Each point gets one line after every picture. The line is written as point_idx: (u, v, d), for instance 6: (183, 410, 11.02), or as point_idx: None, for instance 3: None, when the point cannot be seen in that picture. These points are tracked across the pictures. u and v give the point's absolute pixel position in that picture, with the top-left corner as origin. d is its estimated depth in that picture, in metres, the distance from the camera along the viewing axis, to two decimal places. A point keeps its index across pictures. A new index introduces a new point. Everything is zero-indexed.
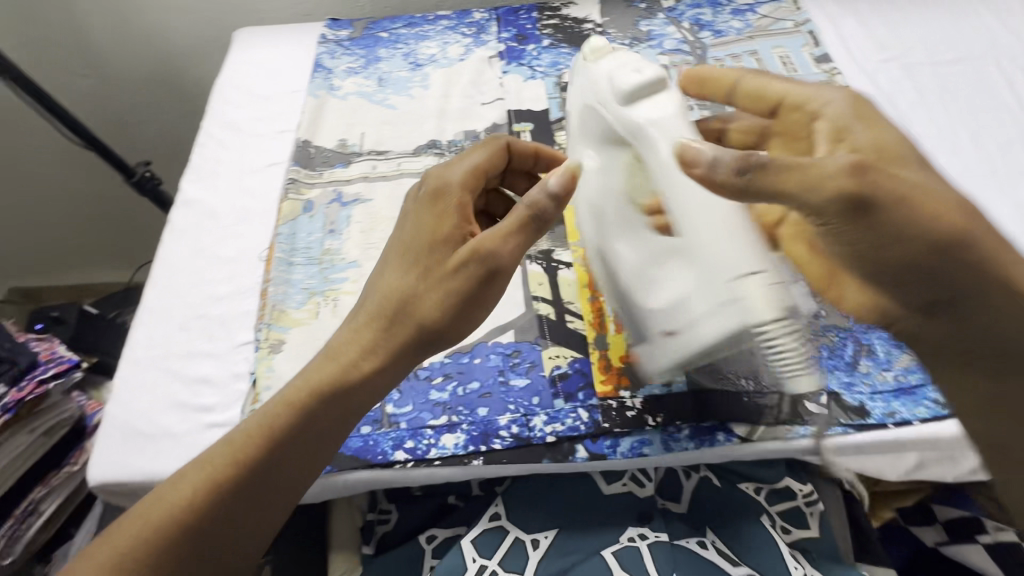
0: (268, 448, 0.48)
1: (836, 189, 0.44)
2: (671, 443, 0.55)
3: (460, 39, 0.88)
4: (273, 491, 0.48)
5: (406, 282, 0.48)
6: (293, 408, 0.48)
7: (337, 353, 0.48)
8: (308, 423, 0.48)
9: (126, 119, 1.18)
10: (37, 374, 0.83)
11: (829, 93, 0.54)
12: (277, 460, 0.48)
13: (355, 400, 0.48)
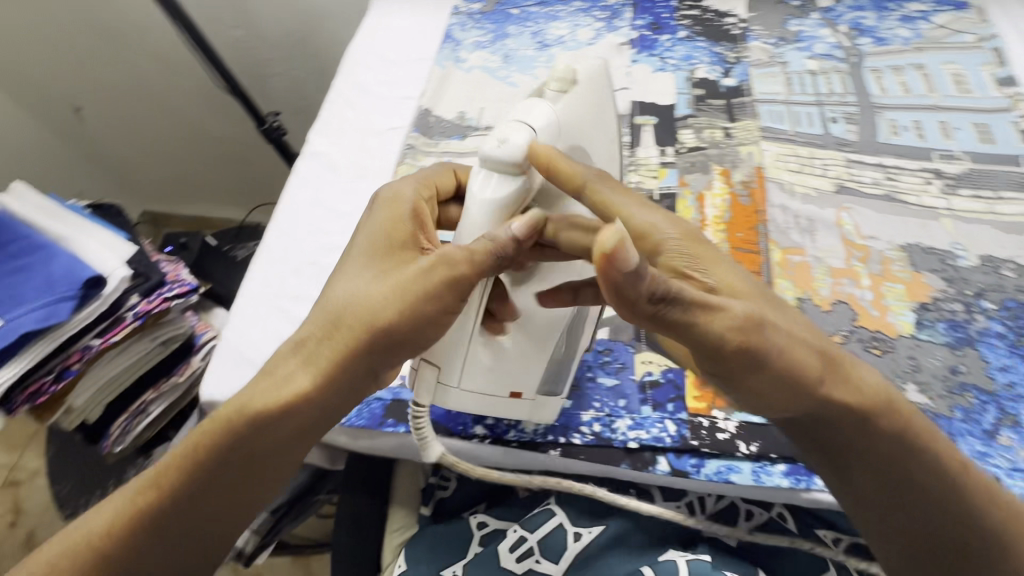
0: (196, 470, 0.47)
1: (719, 337, 0.40)
2: (762, 475, 0.51)
3: (591, 22, 0.85)
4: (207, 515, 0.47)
5: (365, 290, 0.47)
6: (222, 431, 0.47)
7: (269, 373, 0.48)
8: (235, 444, 0.47)
9: (263, 71, 1.27)
10: (164, 292, 0.93)
11: (667, 226, 0.45)
12: (209, 479, 0.47)
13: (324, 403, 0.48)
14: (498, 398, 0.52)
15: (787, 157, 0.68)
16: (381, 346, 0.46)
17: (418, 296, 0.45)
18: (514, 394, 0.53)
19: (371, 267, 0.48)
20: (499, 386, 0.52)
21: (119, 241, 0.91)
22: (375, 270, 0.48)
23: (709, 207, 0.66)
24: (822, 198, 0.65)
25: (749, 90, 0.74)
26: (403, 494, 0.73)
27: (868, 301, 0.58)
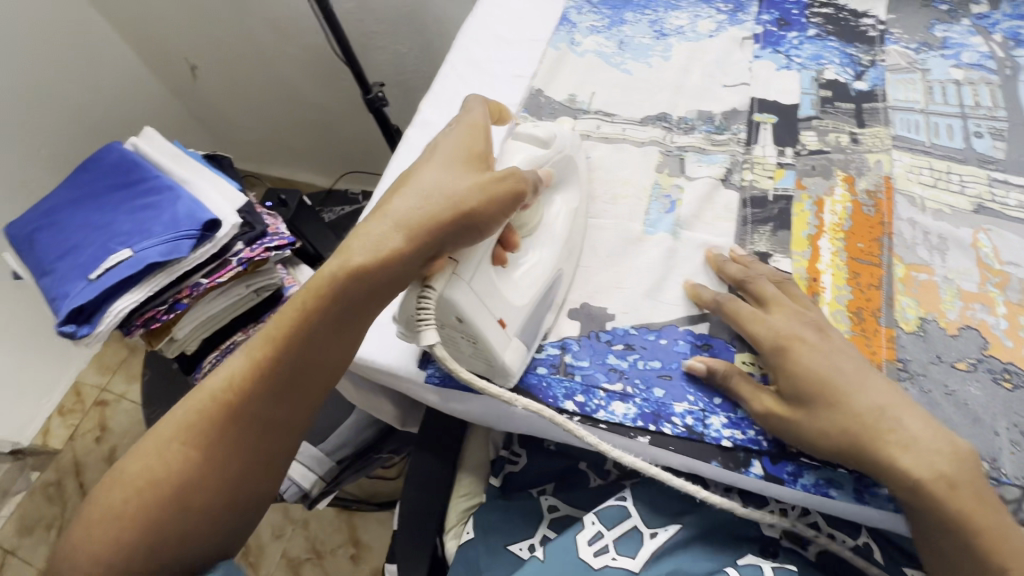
0: (289, 344, 0.51)
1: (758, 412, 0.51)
2: (865, 495, 0.50)
3: (713, 14, 0.83)
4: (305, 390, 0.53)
5: (447, 179, 0.52)
6: (312, 305, 0.51)
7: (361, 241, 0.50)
8: (332, 317, 0.51)
9: (368, 43, 1.32)
10: (264, 242, 0.98)
11: (802, 332, 0.53)
12: (304, 351, 0.52)
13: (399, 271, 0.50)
14: (487, 317, 0.54)
15: (921, 169, 0.64)
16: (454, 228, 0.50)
17: (495, 193, 0.52)
18: (501, 321, 0.55)
19: (458, 163, 0.53)
20: (496, 306, 0.55)
21: (232, 189, 0.98)
22: (448, 163, 0.53)
23: (828, 213, 0.63)
24: (958, 216, 0.61)
25: (883, 96, 0.70)
26: (473, 463, 0.75)
27: (1002, 330, 0.54)
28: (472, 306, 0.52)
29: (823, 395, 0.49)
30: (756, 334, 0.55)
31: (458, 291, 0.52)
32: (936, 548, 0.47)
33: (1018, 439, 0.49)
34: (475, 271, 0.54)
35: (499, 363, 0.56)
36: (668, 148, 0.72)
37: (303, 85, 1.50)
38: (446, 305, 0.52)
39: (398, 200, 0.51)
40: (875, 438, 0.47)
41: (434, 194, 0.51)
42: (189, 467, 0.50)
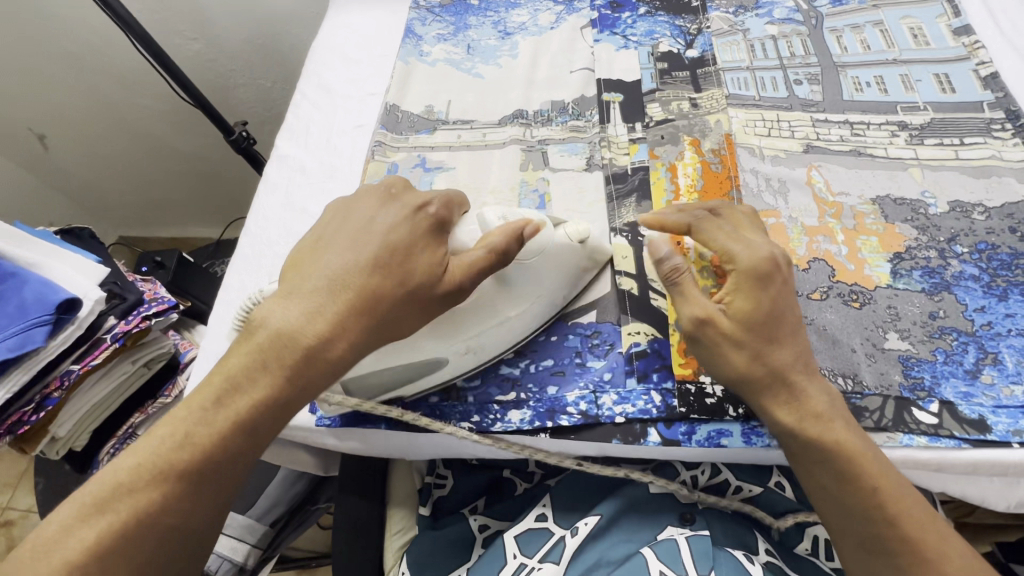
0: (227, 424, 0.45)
1: (688, 316, 0.50)
2: (753, 437, 0.52)
3: (551, 6, 0.85)
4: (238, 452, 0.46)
5: (374, 280, 0.47)
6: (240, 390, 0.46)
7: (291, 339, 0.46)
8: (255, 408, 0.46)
9: (227, 83, 1.25)
10: (142, 311, 0.91)
11: (782, 265, 0.50)
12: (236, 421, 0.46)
13: (309, 380, 0.46)
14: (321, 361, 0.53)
15: (755, 122, 0.68)
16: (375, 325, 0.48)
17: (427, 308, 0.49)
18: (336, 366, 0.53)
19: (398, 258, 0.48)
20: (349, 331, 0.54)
21: (91, 263, 0.89)
22: (372, 253, 0.48)
23: (681, 177, 0.66)
24: (792, 158, 0.65)
25: (713, 60, 0.74)
26: (401, 494, 0.73)
27: (844, 256, 0.58)
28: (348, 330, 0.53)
29: (765, 329, 0.49)
30: (736, 252, 0.50)
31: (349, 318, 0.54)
32: (816, 478, 0.49)
33: (872, 351, 0.53)
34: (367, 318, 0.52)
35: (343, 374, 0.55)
36: (529, 143, 0.73)
37: (168, 136, 1.40)
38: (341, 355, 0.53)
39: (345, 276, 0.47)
40: (767, 375, 0.49)
41: (349, 284, 0.47)
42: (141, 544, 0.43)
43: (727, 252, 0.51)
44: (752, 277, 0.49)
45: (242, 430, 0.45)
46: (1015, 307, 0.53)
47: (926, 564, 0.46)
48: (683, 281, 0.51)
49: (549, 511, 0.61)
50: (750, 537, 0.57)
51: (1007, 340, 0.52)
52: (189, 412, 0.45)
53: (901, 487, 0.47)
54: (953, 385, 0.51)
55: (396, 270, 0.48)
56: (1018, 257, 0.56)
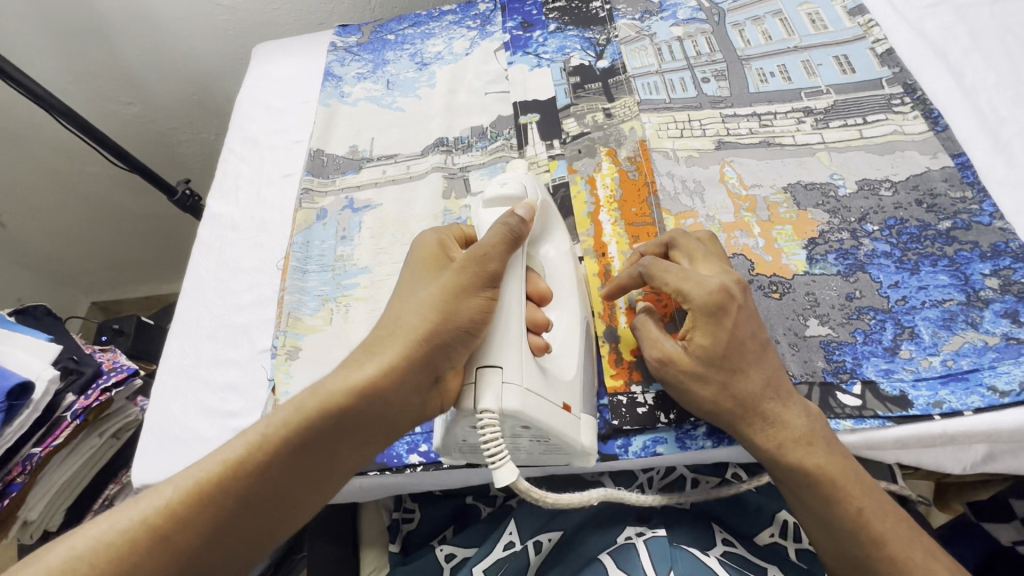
0: (288, 448, 0.46)
1: (652, 361, 0.51)
2: (687, 440, 0.53)
3: (465, 33, 0.86)
4: (299, 493, 0.47)
5: (412, 294, 0.50)
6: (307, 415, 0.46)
7: (360, 357, 0.49)
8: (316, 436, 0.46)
9: (171, 141, 1.26)
10: (101, 383, 0.91)
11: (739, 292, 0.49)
12: (284, 452, 0.46)
13: (344, 444, 0.48)
14: (557, 409, 0.48)
15: (667, 125, 0.69)
16: (442, 340, 0.47)
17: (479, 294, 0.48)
18: (566, 407, 0.49)
19: (426, 279, 0.51)
20: (555, 394, 0.49)
21: (41, 341, 0.88)
22: (406, 286, 0.52)
23: (600, 188, 0.66)
24: (705, 157, 0.66)
25: (623, 68, 0.75)
26: (373, 535, 0.72)
27: (761, 248, 0.59)
28: (537, 411, 0.46)
29: (726, 361, 0.48)
30: (685, 290, 0.49)
31: (507, 399, 0.45)
32: (803, 502, 0.48)
33: (796, 340, 0.54)
34: (523, 367, 0.47)
35: (575, 450, 0.51)
36: (451, 171, 0.74)
37: (119, 198, 1.40)
38: (511, 418, 0.45)
39: (402, 303, 0.50)
40: (722, 389, 0.48)
41: (394, 316, 0.49)
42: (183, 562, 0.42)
43: (677, 292, 0.50)
44: (705, 312, 0.48)
45: (291, 458, 0.46)
46: (927, 279, 0.54)
47: (874, 543, 0.46)
48: (643, 336, 0.52)
49: (516, 538, 0.61)
50: (707, 532, 0.57)
51: (922, 312, 0.53)
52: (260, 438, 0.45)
53: (885, 507, 0.47)
54: (874, 363, 0.52)
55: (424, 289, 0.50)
56: (926, 229, 0.57)
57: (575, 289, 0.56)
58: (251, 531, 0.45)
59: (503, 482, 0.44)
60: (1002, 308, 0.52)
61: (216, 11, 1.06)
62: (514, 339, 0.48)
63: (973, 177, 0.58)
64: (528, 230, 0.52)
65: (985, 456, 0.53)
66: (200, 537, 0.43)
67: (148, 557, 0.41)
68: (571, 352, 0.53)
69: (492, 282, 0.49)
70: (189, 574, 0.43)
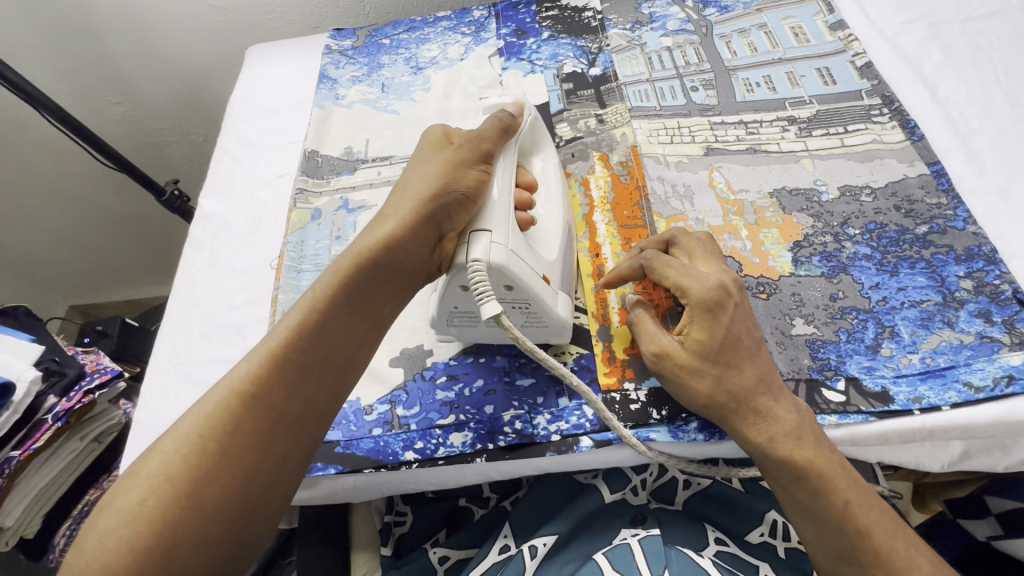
0: (332, 305, 0.50)
1: (647, 354, 0.52)
2: (679, 435, 0.54)
3: (459, 39, 0.88)
4: (351, 339, 0.51)
5: (419, 173, 0.55)
6: (345, 272, 0.51)
7: (381, 220, 0.53)
8: (357, 286, 0.51)
9: (159, 142, 1.25)
10: (85, 385, 0.89)
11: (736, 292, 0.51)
12: (331, 308, 0.50)
13: (378, 300, 0.52)
14: (538, 276, 0.53)
15: (657, 131, 0.71)
16: (451, 204, 0.52)
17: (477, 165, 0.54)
18: (545, 278, 0.54)
19: (428, 159, 0.56)
20: (537, 264, 0.54)
21: (22, 343, 0.86)
22: (413, 167, 0.56)
23: (593, 190, 0.68)
24: (695, 162, 0.68)
25: (614, 76, 0.77)
26: (364, 539, 0.72)
27: (749, 250, 0.61)
28: (520, 270, 0.51)
29: (721, 356, 0.49)
30: (685, 286, 0.51)
31: (495, 253, 0.50)
32: (791, 496, 0.49)
33: (782, 339, 0.56)
34: (508, 232, 0.52)
35: (553, 320, 0.55)
36: None
37: (102, 199, 1.38)
38: (496, 272, 0.50)
39: (412, 177, 0.55)
40: (715, 384, 0.50)
41: (406, 189, 0.54)
42: (271, 416, 0.47)
43: (677, 288, 0.52)
44: (703, 307, 0.50)
45: (339, 311, 0.50)
46: (906, 281, 0.57)
47: (860, 534, 0.48)
48: (640, 329, 0.54)
49: (511, 542, 0.62)
50: (700, 532, 0.59)
51: (901, 312, 0.55)
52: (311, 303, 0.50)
53: (870, 500, 0.49)
54: (857, 361, 0.54)
55: (430, 167, 0.54)
56: (905, 233, 0.59)
57: (559, 194, 0.62)
58: (322, 379, 0.49)
59: (489, 314, 0.48)
60: (976, 308, 0.54)
61: (208, 12, 1.06)
62: (503, 210, 0.53)
63: (948, 185, 0.61)
64: (517, 124, 0.58)
65: (960, 452, 0.56)
66: (280, 391, 0.47)
67: (243, 413, 0.46)
68: (553, 240, 0.58)
69: (484, 157, 0.54)
70: (278, 426, 0.47)
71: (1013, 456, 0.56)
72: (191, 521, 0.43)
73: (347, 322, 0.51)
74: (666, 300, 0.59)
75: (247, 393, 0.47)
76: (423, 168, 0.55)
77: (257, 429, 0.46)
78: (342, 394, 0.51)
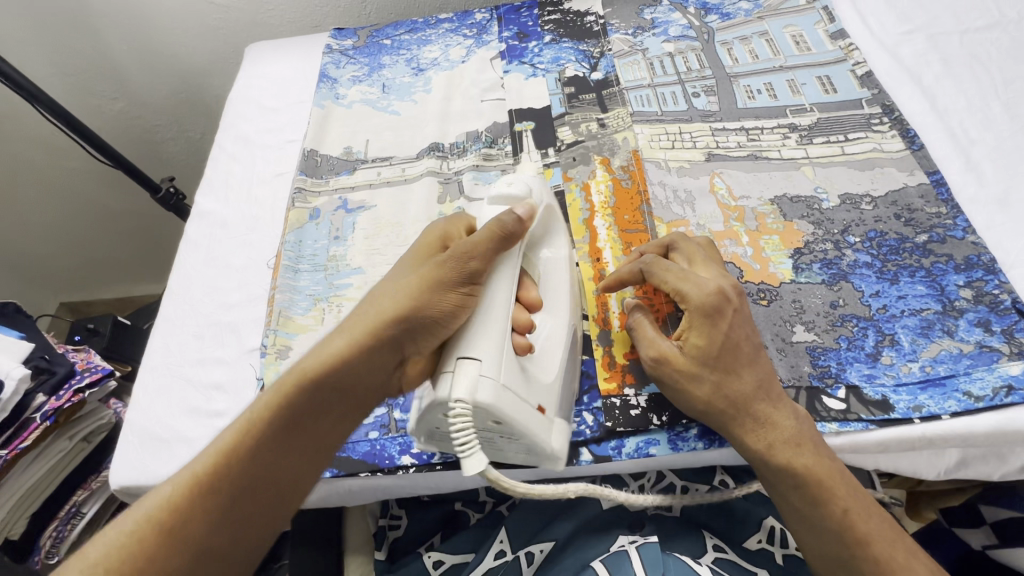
0: (269, 430, 0.46)
1: (647, 358, 0.52)
2: (678, 443, 0.54)
3: (461, 41, 0.88)
4: (288, 471, 0.48)
5: (398, 283, 0.50)
6: (289, 393, 0.47)
7: (341, 333, 0.49)
8: (300, 413, 0.47)
9: (155, 139, 1.23)
10: (74, 383, 0.87)
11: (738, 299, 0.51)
12: (269, 433, 0.47)
13: (322, 428, 0.49)
14: (529, 412, 0.48)
15: (659, 136, 0.71)
16: (422, 327, 0.48)
17: (460, 284, 0.49)
18: (540, 409, 0.50)
19: (412, 267, 0.52)
20: (531, 394, 0.49)
21: (11, 340, 0.85)
22: (395, 273, 0.52)
23: (594, 195, 0.68)
24: (696, 168, 0.68)
25: (616, 80, 0.77)
26: (359, 542, 0.71)
27: (749, 257, 0.61)
28: (509, 408, 0.46)
29: (719, 362, 0.49)
30: (685, 291, 0.51)
31: (481, 394, 0.45)
32: (790, 503, 0.49)
33: (783, 346, 0.55)
34: (500, 365, 0.47)
35: (545, 452, 0.51)
36: (446, 175, 0.74)
37: (96, 196, 1.36)
38: (481, 413, 0.46)
39: (387, 287, 0.50)
40: (715, 391, 0.49)
41: (376, 298, 0.50)
42: (190, 551, 0.44)
43: (677, 293, 0.51)
44: (703, 313, 0.49)
45: (278, 442, 0.47)
46: (906, 289, 0.57)
47: (859, 543, 0.48)
48: (640, 335, 0.53)
49: (507, 547, 0.62)
50: (698, 539, 0.58)
51: (901, 321, 0.55)
52: (249, 426, 0.46)
53: (870, 509, 0.49)
54: (857, 369, 0.53)
55: (412, 278, 0.50)
56: (904, 242, 0.60)
57: (567, 295, 0.57)
58: (249, 510, 0.46)
59: (472, 470, 0.46)
60: (975, 317, 0.54)
61: (208, 9, 1.05)
62: (495, 334, 0.48)
63: (947, 194, 0.62)
64: (524, 229, 0.52)
65: (958, 462, 0.56)
66: (202, 527, 0.44)
67: (154, 552, 0.43)
68: (552, 359, 0.53)
69: (470, 275, 0.49)
70: (197, 567, 0.44)
71: (1010, 466, 0.56)
72: None
73: (287, 455, 0.47)
74: (667, 305, 0.58)
75: (170, 523, 0.43)
76: (403, 276, 0.50)
77: (172, 567, 0.43)
78: (271, 526, 0.48)
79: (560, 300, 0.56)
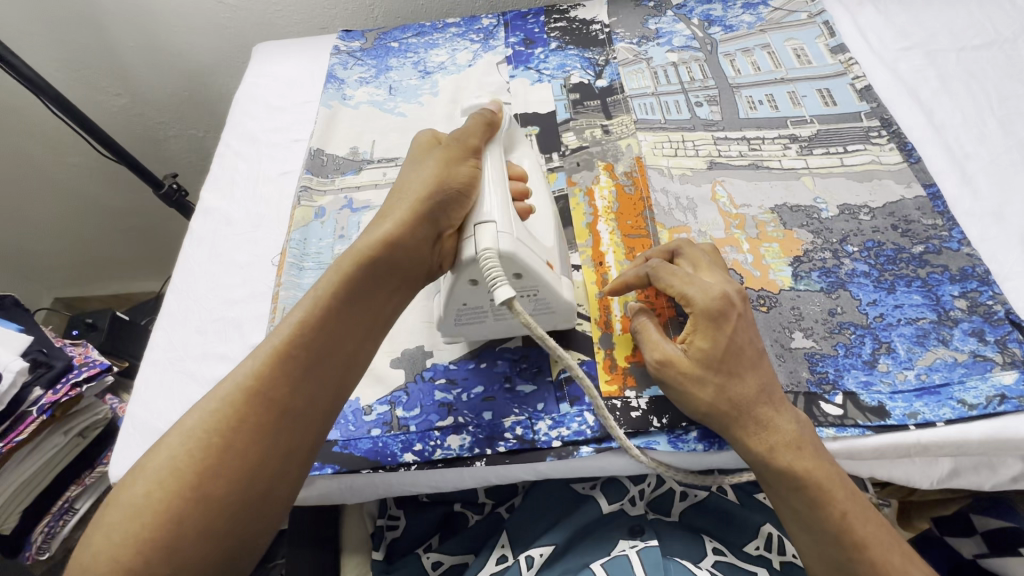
0: (334, 301, 0.50)
1: (651, 361, 0.53)
2: (679, 444, 0.54)
3: (468, 45, 0.89)
4: (352, 340, 0.51)
5: (413, 173, 0.54)
6: (351, 268, 0.51)
7: (384, 215, 0.53)
8: (362, 283, 0.51)
9: (157, 136, 1.24)
10: (73, 377, 0.86)
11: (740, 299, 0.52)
12: (335, 304, 0.50)
13: (380, 298, 0.53)
14: (543, 264, 0.54)
15: (662, 144, 0.72)
16: (455, 197, 0.52)
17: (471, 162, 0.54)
18: (551, 265, 0.56)
19: (419, 159, 0.56)
20: (541, 252, 0.55)
21: (8, 332, 0.85)
22: (407, 169, 0.56)
23: (597, 200, 0.69)
24: (698, 175, 0.69)
25: (621, 88, 0.78)
26: (354, 541, 0.70)
27: (750, 264, 0.62)
28: (528, 257, 0.52)
29: (723, 365, 0.50)
30: (690, 294, 0.51)
31: (504, 242, 0.50)
32: (790, 505, 0.50)
33: (782, 352, 0.56)
34: (514, 222, 0.53)
35: (560, 303, 0.57)
36: None
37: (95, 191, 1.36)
38: (509, 259, 0.51)
39: (410, 173, 0.55)
40: (717, 392, 0.50)
41: (403, 189, 0.54)
42: (276, 408, 0.47)
43: (682, 297, 0.52)
44: (708, 316, 0.50)
45: (340, 310, 0.50)
46: (902, 298, 0.58)
47: (856, 547, 0.48)
48: (644, 338, 0.54)
49: (509, 552, 0.61)
50: (697, 543, 0.59)
51: (898, 329, 0.56)
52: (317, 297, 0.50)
53: (867, 512, 0.49)
54: (854, 375, 0.54)
55: (428, 165, 0.54)
56: (902, 252, 0.61)
57: (546, 189, 0.63)
58: (324, 373, 0.49)
59: (504, 297, 0.48)
60: (970, 327, 0.55)
61: (216, 7, 1.06)
62: (505, 199, 0.54)
63: (943, 207, 0.63)
64: (500, 124, 0.59)
65: (951, 469, 0.57)
66: (285, 383, 0.48)
67: (247, 409, 0.46)
68: (547, 234, 0.59)
69: (474, 153, 0.55)
70: (287, 421, 0.47)
71: (1001, 474, 0.57)
72: (193, 514, 0.43)
73: (348, 323, 0.51)
74: (669, 309, 0.59)
75: (257, 387, 0.47)
76: (419, 165, 0.55)
77: (260, 425, 0.46)
78: (341, 393, 0.51)
79: (541, 199, 0.62)
